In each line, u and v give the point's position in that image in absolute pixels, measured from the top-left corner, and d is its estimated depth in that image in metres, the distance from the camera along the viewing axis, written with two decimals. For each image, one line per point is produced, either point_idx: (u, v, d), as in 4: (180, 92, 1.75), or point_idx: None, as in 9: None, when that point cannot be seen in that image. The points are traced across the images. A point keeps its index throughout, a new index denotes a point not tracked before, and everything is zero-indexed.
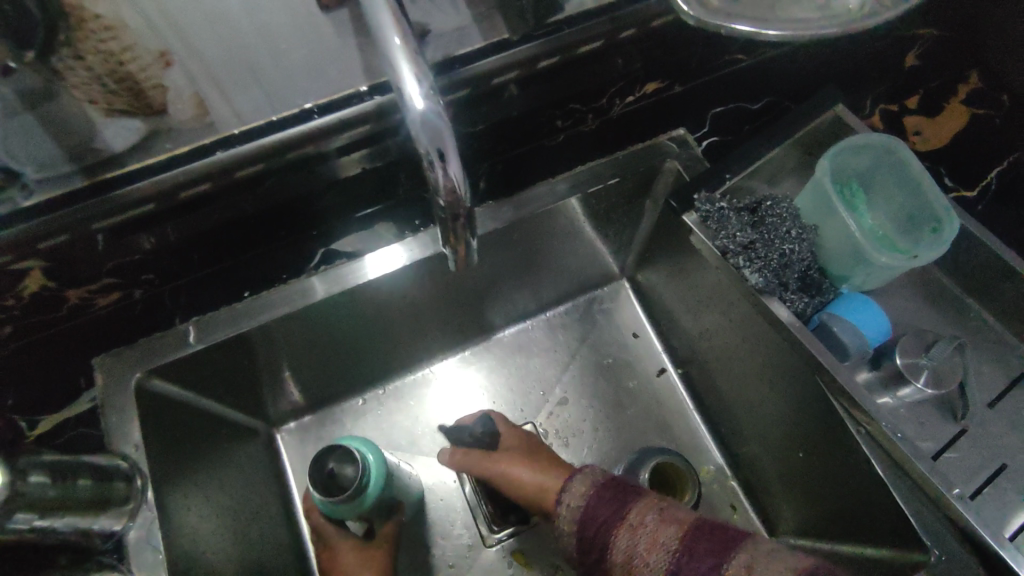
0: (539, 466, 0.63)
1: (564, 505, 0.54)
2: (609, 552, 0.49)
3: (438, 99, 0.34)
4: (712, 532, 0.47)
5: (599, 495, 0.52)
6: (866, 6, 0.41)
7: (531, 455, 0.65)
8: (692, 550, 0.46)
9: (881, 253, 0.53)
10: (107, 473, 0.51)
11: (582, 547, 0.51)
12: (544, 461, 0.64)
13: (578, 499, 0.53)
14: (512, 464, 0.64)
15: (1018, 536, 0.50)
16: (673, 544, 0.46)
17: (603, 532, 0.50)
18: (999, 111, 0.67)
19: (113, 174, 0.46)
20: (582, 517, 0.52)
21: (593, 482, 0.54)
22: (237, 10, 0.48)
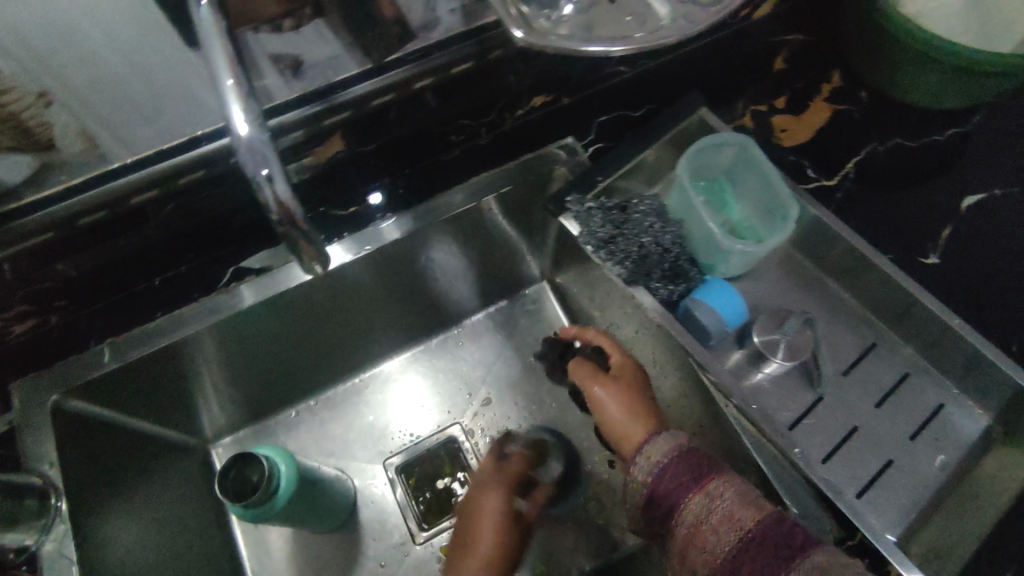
0: (632, 401, 0.63)
1: (641, 456, 0.54)
2: (677, 513, 0.51)
3: (266, 127, 0.37)
4: (787, 529, 0.48)
5: (678, 459, 0.52)
6: (681, 20, 0.46)
7: (631, 390, 0.65)
8: (762, 542, 0.47)
9: (735, 242, 0.60)
10: (19, 491, 0.54)
11: (651, 500, 0.52)
12: (637, 404, 0.63)
13: (660, 455, 0.53)
14: (612, 393, 0.64)
15: (865, 490, 0.55)
16: (747, 524, 0.48)
17: (679, 491, 0.51)
18: (858, 104, 0.74)
19: (12, 208, 0.50)
20: (657, 475, 0.52)
21: (678, 443, 0.54)
22: (98, 36, 0.45)
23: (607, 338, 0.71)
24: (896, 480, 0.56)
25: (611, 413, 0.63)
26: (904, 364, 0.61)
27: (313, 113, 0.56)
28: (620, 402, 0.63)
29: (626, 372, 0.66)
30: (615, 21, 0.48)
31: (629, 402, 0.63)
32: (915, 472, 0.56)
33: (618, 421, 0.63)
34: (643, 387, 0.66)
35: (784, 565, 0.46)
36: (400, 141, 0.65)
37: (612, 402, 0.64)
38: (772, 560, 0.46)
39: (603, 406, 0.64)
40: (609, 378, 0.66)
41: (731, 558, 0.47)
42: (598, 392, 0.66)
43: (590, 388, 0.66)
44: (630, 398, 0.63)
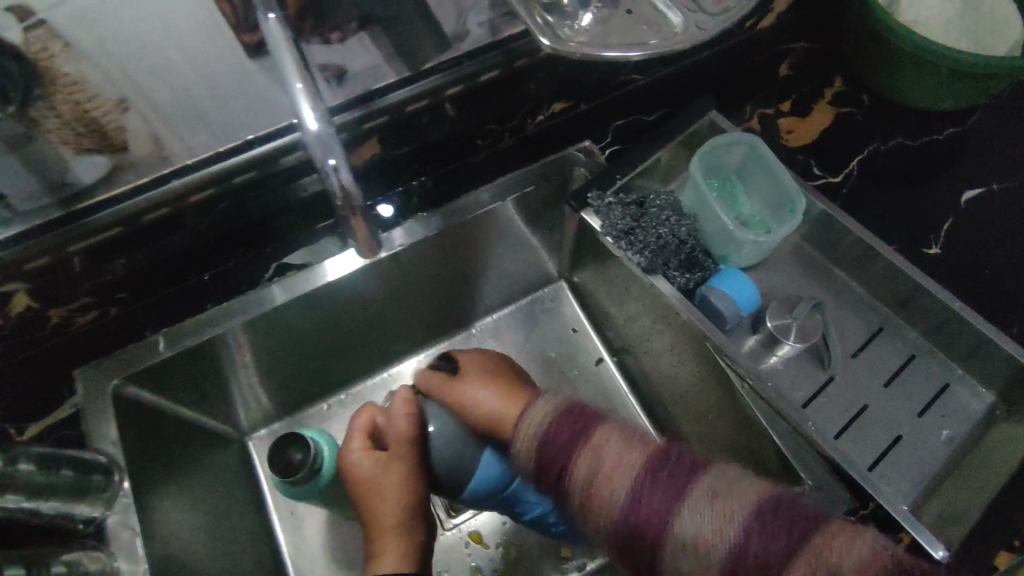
0: (494, 389, 0.67)
1: (524, 424, 0.58)
2: (568, 474, 0.53)
3: (330, 121, 0.42)
4: (671, 456, 0.51)
5: (558, 418, 0.56)
6: (692, 29, 0.51)
7: (489, 377, 0.68)
8: (650, 482, 0.49)
9: (747, 233, 0.65)
10: (86, 467, 0.58)
11: (541, 464, 0.55)
12: (508, 392, 0.67)
13: (536, 425, 0.57)
14: (473, 381, 0.68)
15: (875, 463, 0.59)
16: (635, 465, 0.51)
17: (566, 452, 0.54)
18: (860, 107, 0.78)
19: (86, 205, 0.55)
20: (539, 440, 0.56)
21: (557, 407, 0.58)
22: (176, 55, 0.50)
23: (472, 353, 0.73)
24: (905, 454, 0.59)
25: (476, 401, 0.66)
26: (910, 348, 0.65)
27: (355, 118, 0.61)
28: (496, 398, 0.66)
29: (475, 370, 0.70)
30: (632, 30, 0.53)
31: (486, 386, 0.67)
32: (922, 446, 0.59)
33: (484, 409, 0.65)
34: (512, 371, 0.71)
35: (681, 496, 0.48)
36: (432, 144, 0.70)
37: (479, 391, 0.67)
38: (668, 488, 0.49)
39: (464, 401, 0.67)
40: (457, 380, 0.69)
41: (628, 508, 0.49)
42: (466, 386, 0.68)
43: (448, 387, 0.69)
44: (486, 381, 0.68)
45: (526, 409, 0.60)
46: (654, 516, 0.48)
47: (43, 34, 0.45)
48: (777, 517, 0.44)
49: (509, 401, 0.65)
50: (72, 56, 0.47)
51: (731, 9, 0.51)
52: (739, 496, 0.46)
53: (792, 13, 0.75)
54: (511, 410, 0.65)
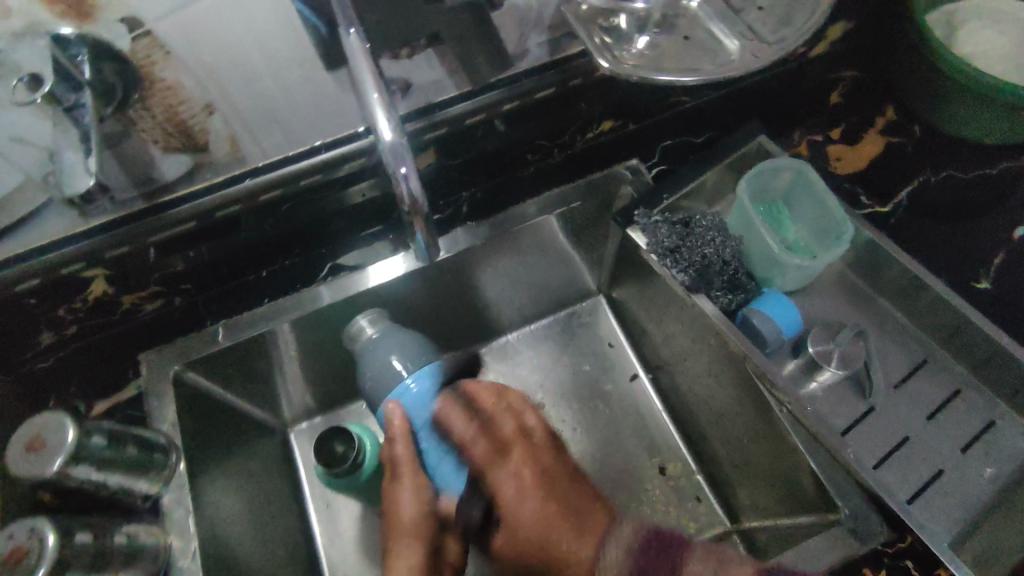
0: (540, 485, 0.61)
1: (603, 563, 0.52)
2: None
3: (403, 132, 0.46)
4: (666, 537, 0.51)
5: (642, 552, 0.50)
6: (743, 58, 0.53)
7: (527, 461, 0.63)
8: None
9: (792, 257, 0.66)
10: (149, 446, 0.62)
11: None
12: (543, 492, 0.61)
13: (623, 549, 0.52)
14: (514, 465, 0.63)
15: (915, 497, 0.58)
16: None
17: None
18: (911, 138, 0.78)
19: (164, 199, 0.57)
20: (627, 561, 0.50)
21: (636, 531, 0.52)
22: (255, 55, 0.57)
23: (496, 395, 0.69)
24: (946, 491, 0.59)
25: (533, 523, 0.58)
26: (955, 383, 0.64)
27: (417, 129, 0.61)
28: (531, 482, 0.61)
29: (529, 460, 0.63)
30: (685, 56, 0.54)
31: (518, 492, 0.61)
32: (964, 483, 0.59)
33: (543, 531, 0.57)
34: (566, 481, 0.63)
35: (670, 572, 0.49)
36: (485, 155, 0.72)
37: (508, 480, 0.62)
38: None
39: (521, 523, 0.59)
40: (493, 460, 0.65)
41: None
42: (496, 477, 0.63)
43: (485, 463, 0.65)
44: (535, 504, 0.59)
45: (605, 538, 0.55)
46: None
47: (150, 43, 0.55)
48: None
49: (572, 529, 0.57)
50: (172, 64, 0.56)
51: (787, 39, 0.53)
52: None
53: (851, 40, 0.75)
54: (585, 545, 0.55)
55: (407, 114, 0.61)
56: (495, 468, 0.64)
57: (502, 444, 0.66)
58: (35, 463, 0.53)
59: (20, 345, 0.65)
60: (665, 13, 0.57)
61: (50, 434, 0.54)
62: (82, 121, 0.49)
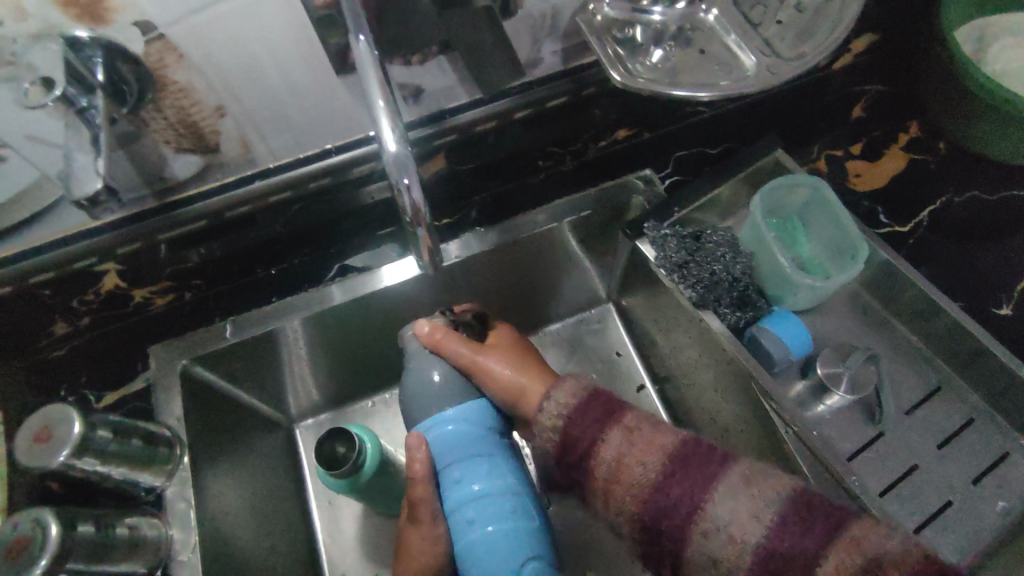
0: (521, 371, 0.64)
1: (549, 405, 0.59)
2: (595, 454, 0.55)
3: (407, 143, 0.47)
4: (606, 399, 0.58)
5: (587, 402, 0.58)
6: (760, 74, 0.52)
7: (517, 356, 0.66)
8: (683, 467, 0.51)
9: (805, 277, 0.64)
10: (154, 439, 0.62)
11: (567, 433, 0.57)
12: (524, 366, 0.65)
13: (565, 400, 0.59)
14: (502, 359, 0.64)
15: (921, 526, 0.57)
16: (668, 452, 0.52)
17: (592, 428, 0.56)
18: (934, 156, 0.76)
19: (177, 198, 0.61)
20: (568, 411, 0.58)
21: (578, 390, 0.60)
22: (272, 70, 0.54)
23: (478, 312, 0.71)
24: (955, 522, 0.57)
25: (503, 383, 0.63)
26: (970, 411, 0.62)
27: (427, 134, 0.63)
28: (511, 357, 0.65)
29: (506, 350, 0.66)
30: (701, 70, 0.53)
31: (507, 359, 0.65)
32: (973, 516, 0.57)
33: (511, 396, 0.63)
34: (542, 359, 0.68)
35: (707, 488, 0.49)
36: (496, 162, 0.72)
37: (498, 360, 0.64)
38: (695, 479, 0.50)
39: (496, 392, 0.63)
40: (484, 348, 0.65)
41: (657, 488, 0.51)
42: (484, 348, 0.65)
43: (471, 357, 0.64)
44: (504, 368, 0.64)
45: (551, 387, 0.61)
46: (685, 498, 0.49)
47: (161, 47, 0.49)
48: (798, 517, 0.46)
49: (531, 378, 0.64)
50: (184, 67, 0.51)
51: (806, 54, 0.51)
52: (770, 488, 0.48)
53: (872, 55, 0.73)
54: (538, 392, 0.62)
55: (414, 121, 0.63)
56: (498, 340, 0.68)
57: (492, 342, 0.67)
58: (41, 452, 0.54)
59: (34, 334, 0.67)
60: (682, 26, 0.56)
61: (57, 425, 0.55)
62: (93, 122, 0.49)
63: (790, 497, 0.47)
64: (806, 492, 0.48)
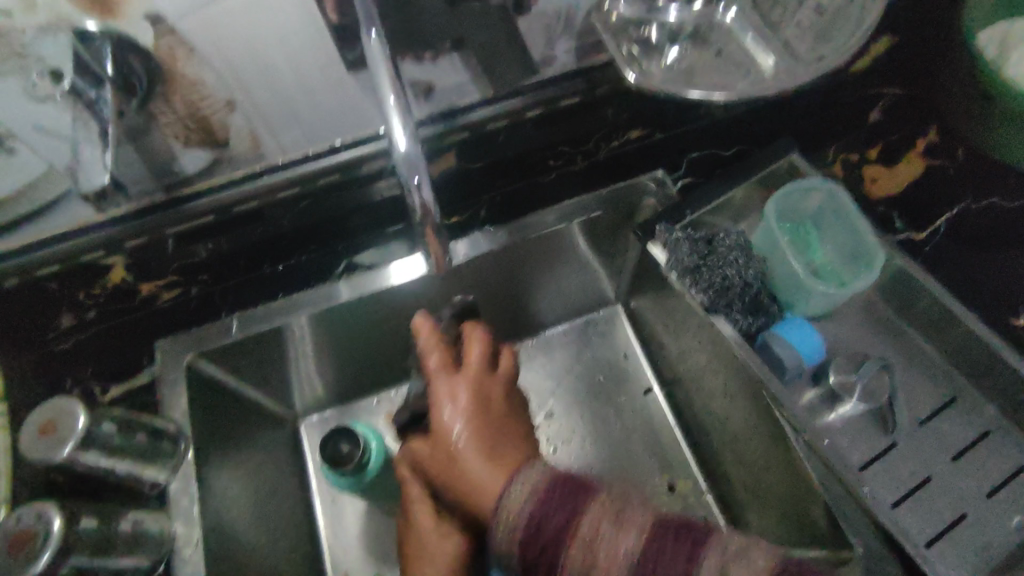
0: (478, 439, 0.59)
1: (503, 505, 0.50)
2: (559, 570, 0.46)
3: (418, 142, 0.46)
4: (564, 487, 0.49)
5: (543, 500, 0.48)
6: (777, 77, 0.51)
7: (475, 405, 0.62)
8: (655, 560, 0.44)
9: (819, 283, 0.63)
10: (158, 433, 0.63)
11: (524, 546, 0.47)
12: (482, 420, 0.61)
13: (522, 502, 0.49)
14: (454, 412, 0.61)
15: (932, 539, 0.56)
16: (635, 553, 0.45)
17: (555, 542, 0.47)
18: (953, 161, 0.73)
19: (187, 192, 0.60)
20: (523, 519, 0.48)
21: (536, 484, 0.50)
22: (282, 65, 0.53)
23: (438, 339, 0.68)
24: (968, 536, 0.56)
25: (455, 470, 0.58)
26: (984, 424, 0.61)
27: (436, 133, 0.62)
28: (466, 410, 0.61)
29: (455, 436, 0.60)
30: (717, 71, 0.52)
31: (463, 412, 0.61)
32: (988, 531, 0.56)
33: (463, 473, 0.57)
34: (503, 416, 0.62)
35: None
36: (504, 161, 0.71)
37: (452, 409, 0.61)
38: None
39: (450, 465, 0.58)
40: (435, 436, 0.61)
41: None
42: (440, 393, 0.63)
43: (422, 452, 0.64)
44: (449, 458, 0.59)
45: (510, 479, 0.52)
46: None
47: (173, 39, 0.49)
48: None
49: (490, 463, 0.57)
50: (195, 60, 0.51)
51: (825, 57, 0.50)
52: (749, 565, 0.43)
53: (893, 57, 0.72)
54: (489, 480, 0.55)
55: (426, 117, 0.61)
56: (439, 383, 0.64)
57: (438, 429, 0.61)
58: (44, 447, 0.53)
59: (41, 326, 0.66)
60: (699, 26, 0.55)
61: (60, 420, 0.54)
62: (100, 115, 0.50)
63: (777, 570, 0.43)
64: (783, 563, 0.43)
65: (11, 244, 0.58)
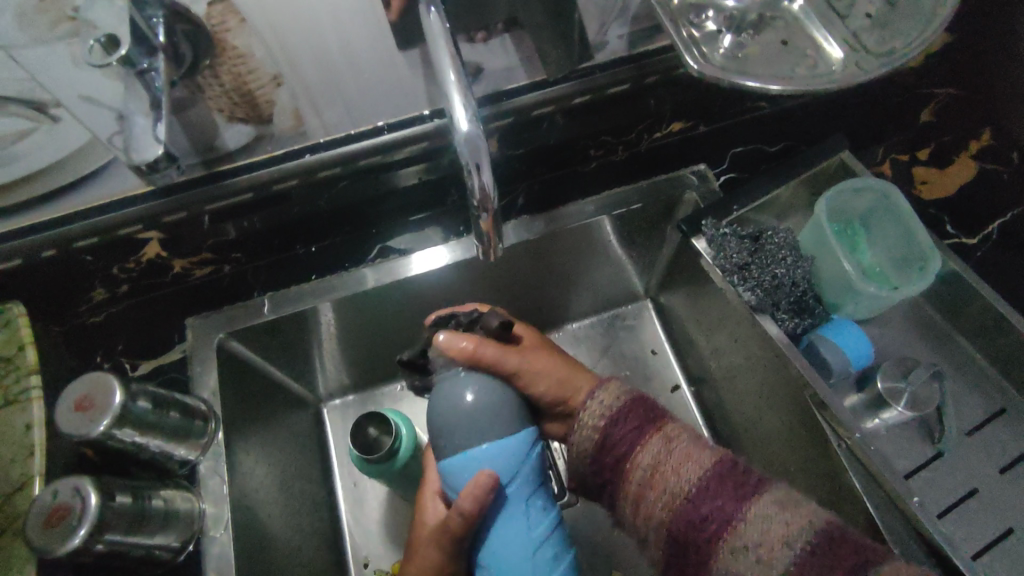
0: (557, 355, 0.65)
1: (591, 404, 0.57)
2: (633, 457, 0.53)
3: (480, 122, 0.44)
4: (649, 404, 0.56)
5: (631, 405, 0.56)
6: (849, 69, 0.49)
7: (544, 334, 0.69)
8: (719, 480, 0.49)
9: (871, 285, 0.62)
10: (191, 412, 0.62)
11: (607, 433, 0.54)
12: (554, 344, 0.68)
13: (612, 401, 0.56)
14: (526, 330, 0.68)
15: (978, 554, 0.57)
16: (704, 464, 0.50)
17: (633, 435, 0.54)
18: (1006, 166, 0.72)
19: (226, 168, 0.58)
20: (610, 412, 0.55)
21: (625, 391, 0.57)
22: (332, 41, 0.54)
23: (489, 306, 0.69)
24: (1011, 546, 0.57)
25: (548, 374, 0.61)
26: None
27: (484, 117, 0.60)
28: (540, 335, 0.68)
29: (535, 341, 0.66)
30: (780, 61, 0.50)
31: (545, 338, 0.68)
32: None
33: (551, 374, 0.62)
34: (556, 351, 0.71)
35: (745, 499, 0.47)
36: (545, 148, 0.69)
37: (528, 329, 0.68)
38: (730, 496, 0.48)
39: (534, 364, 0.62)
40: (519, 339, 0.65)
41: (691, 494, 0.49)
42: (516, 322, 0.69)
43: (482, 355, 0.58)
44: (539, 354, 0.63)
45: (596, 385, 0.59)
46: (717, 514, 0.47)
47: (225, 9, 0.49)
48: (825, 556, 0.43)
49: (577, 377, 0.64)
50: (245, 31, 0.52)
51: (900, 51, 0.48)
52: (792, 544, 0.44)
53: (944, 57, 0.68)
54: None
55: (482, 99, 0.60)
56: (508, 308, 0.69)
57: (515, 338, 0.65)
58: (80, 420, 0.53)
59: (75, 299, 0.67)
60: (762, 14, 0.53)
61: (98, 393, 0.54)
62: (152, 85, 0.49)
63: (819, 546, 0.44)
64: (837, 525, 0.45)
65: (32, 219, 0.57)
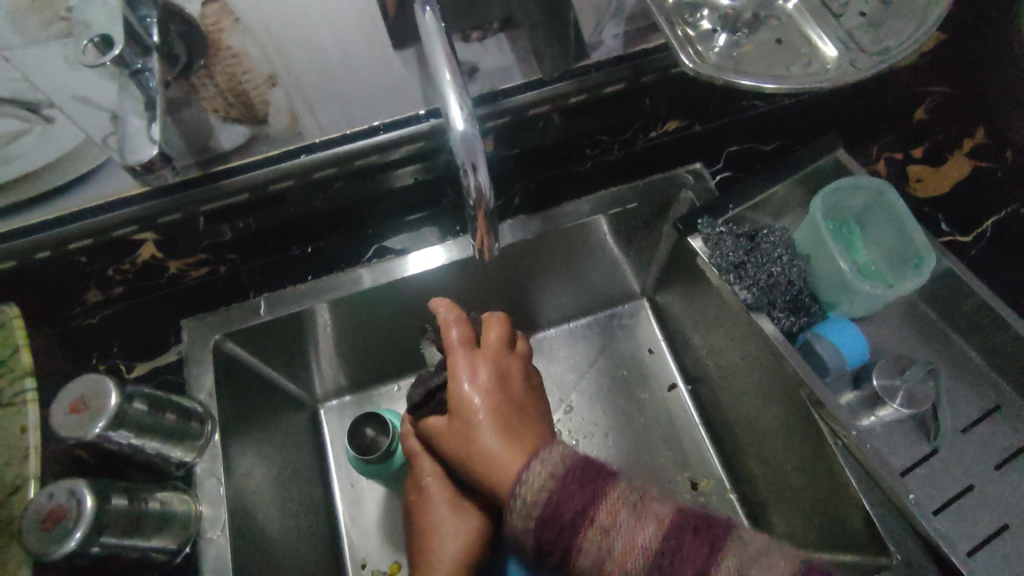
0: (500, 420, 0.58)
1: (517, 497, 0.48)
2: (573, 556, 0.45)
3: (475, 121, 0.44)
4: (586, 475, 0.47)
5: (561, 485, 0.47)
6: (841, 68, 0.49)
7: (497, 383, 0.61)
8: (674, 568, 0.43)
9: (867, 283, 0.62)
10: (187, 414, 0.61)
11: (541, 528, 0.46)
12: (505, 398, 0.60)
13: (539, 492, 0.47)
14: (472, 387, 0.60)
15: (975, 549, 0.57)
16: (652, 551, 0.43)
17: (570, 529, 0.45)
18: (1000, 163, 0.71)
19: (220, 168, 0.57)
20: (542, 500, 0.47)
21: (555, 466, 0.48)
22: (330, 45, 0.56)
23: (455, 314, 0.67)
24: (1008, 543, 0.58)
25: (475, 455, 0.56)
26: None
27: (481, 115, 0.60)
28: (488, 389, 0.60)
29: (472, 409, 0.59)
30: (774, 60, 0.51)
31: (490, 394, 0.60)
32: None
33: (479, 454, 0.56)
34: (526, 393, 0.63)
35: (704, 572, 0.42)
36: (540, 147, 0.69)
37: (471, 383, 0.61)
38: None
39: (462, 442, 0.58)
40: (454, 411, 0.60)
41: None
42: (461, 376, 0.62)
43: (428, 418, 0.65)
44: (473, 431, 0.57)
45: (525, 463, 0.50)
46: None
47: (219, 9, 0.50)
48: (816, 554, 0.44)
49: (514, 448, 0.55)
50: (239, 32, 0.54)
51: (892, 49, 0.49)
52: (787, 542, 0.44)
53: (936, 54, 0.69)
54: (509, 460, 0.54)
55: (478, 99, 0.60)
56: (458, 356, 0.64)
57: (455, 403, 0.60)
58: (75, 422, 0.53)
59: (69, 301, 0.66)
60: (757, 13, 0.53)
61: (92, 395, 0.53)
62: (146, 86, 0.49)
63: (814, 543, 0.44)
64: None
65: (22, 222, 0.56)
